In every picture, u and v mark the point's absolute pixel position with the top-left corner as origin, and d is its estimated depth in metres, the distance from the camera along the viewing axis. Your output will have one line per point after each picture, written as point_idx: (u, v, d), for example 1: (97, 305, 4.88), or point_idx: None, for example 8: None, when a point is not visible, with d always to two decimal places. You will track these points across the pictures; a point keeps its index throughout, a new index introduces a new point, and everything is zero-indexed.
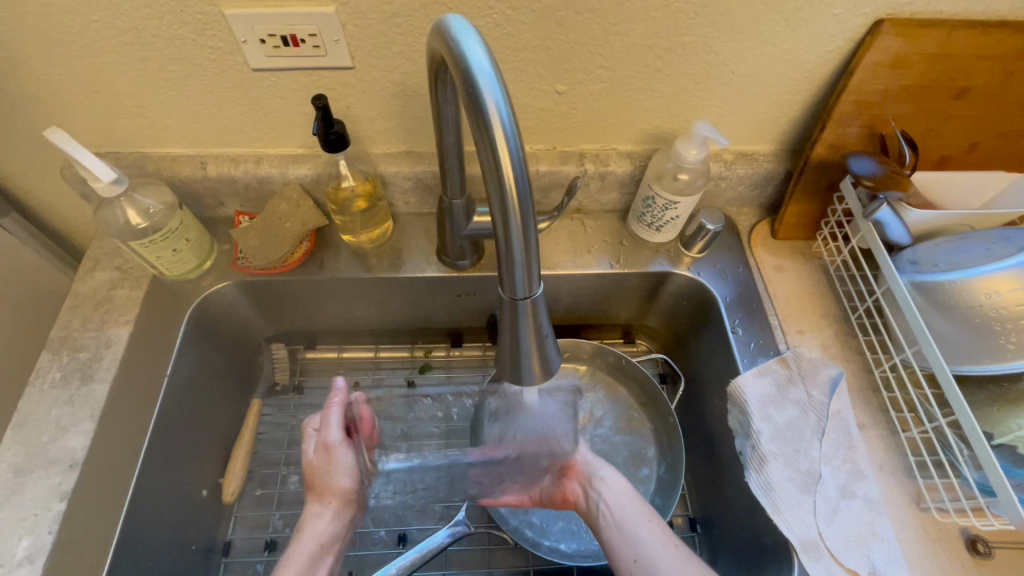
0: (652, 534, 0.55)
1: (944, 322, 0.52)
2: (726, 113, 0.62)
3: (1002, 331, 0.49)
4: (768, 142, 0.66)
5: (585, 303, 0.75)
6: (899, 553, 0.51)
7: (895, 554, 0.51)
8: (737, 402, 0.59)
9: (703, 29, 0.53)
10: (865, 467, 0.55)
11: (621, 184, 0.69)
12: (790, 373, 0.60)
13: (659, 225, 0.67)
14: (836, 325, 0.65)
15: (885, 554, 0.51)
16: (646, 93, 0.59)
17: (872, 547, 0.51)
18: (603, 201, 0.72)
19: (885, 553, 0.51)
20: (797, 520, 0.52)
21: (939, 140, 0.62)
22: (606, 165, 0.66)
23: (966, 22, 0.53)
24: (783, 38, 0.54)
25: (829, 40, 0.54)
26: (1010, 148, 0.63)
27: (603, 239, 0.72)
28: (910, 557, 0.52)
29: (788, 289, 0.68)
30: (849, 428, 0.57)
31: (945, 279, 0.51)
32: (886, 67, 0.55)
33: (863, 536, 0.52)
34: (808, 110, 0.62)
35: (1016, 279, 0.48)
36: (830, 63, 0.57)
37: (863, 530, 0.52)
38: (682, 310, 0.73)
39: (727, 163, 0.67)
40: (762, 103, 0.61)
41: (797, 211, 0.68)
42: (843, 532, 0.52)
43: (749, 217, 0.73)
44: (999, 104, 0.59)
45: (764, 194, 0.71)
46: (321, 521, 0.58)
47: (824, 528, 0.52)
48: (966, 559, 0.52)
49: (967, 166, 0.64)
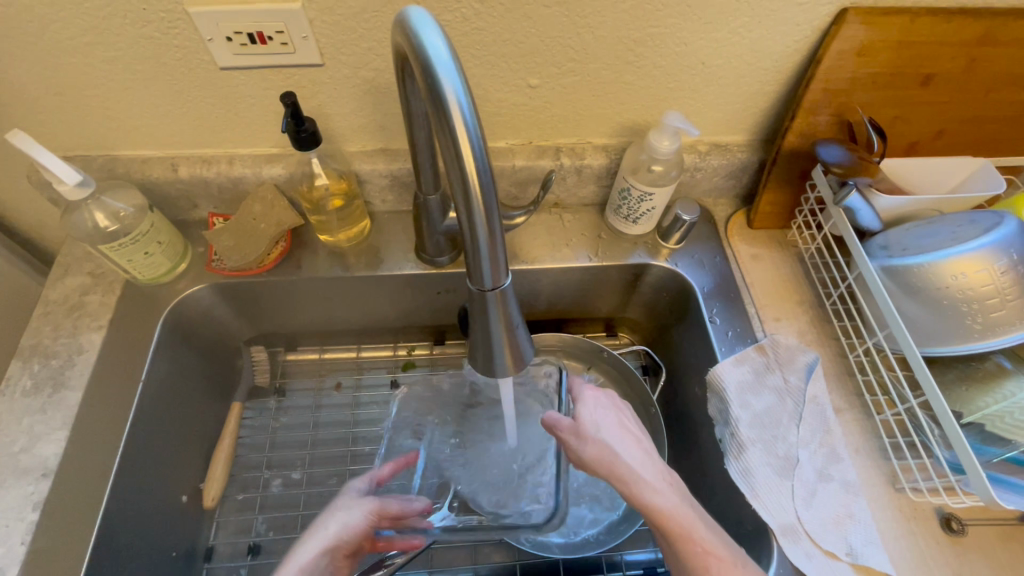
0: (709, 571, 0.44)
1: (912, 306, 0.52)
2: (698, 104, 0.62)
3: (967, 312, 0.50)
4: (742, 132, 0.67)
5: (565, 297, 0.75)
6: (875, 536, 0.52)
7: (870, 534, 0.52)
8: (716, 390, 0.60)
9: (671, 21, 0.53)
10: (841, 450, 0.56)
11: (597, 178, 0.69)
12: (767, 360, 0.61)
13: (636, 217, 0.67)
14: (812, 312, 0.66)
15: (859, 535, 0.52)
16: (618, 86, 0.60)
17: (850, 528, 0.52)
18: (581, 195, 0.72)
19: (862, 535, 0.52)
20: (775, 505, 0.53)
21: (906, 126, 0.63)
22: (582, 159, 0.67)
23: (929, 9, 0.54)
24: (750, 29, 0.55)
25: (796, 29, 0.55)
26: (974, 134, 0.64)
27: (581, 232, 0.72)
28: (886, 539, 0.52)
29: (765, 277, 0.68)
30: (825, 412, 0.58)
31: (914, 262, 0.52)
32: (852, 55, 0.56)
33: (840, 519, 0.52)
34: (779, 99, 0.63)
35: (981, 260, 0.49)
36: (798, 52, 0.57)
37: (838, 514, 0.53)
38: (662, 301, 0.73)
39: (702, 154, 0.67)
40: (733, 94, 0.62)
41: (771, 200, 0.69)
42: (823, 516, 0.52)
43: (726, 207, 0.74)
44: (962, 90, 0.60)
45: (739, 184, 0.72)
46: (308, 548, 0.52)
47: (802, 511, 0.52)
48: (940, 537, 0.53)
49: (936, 152, 0.66)
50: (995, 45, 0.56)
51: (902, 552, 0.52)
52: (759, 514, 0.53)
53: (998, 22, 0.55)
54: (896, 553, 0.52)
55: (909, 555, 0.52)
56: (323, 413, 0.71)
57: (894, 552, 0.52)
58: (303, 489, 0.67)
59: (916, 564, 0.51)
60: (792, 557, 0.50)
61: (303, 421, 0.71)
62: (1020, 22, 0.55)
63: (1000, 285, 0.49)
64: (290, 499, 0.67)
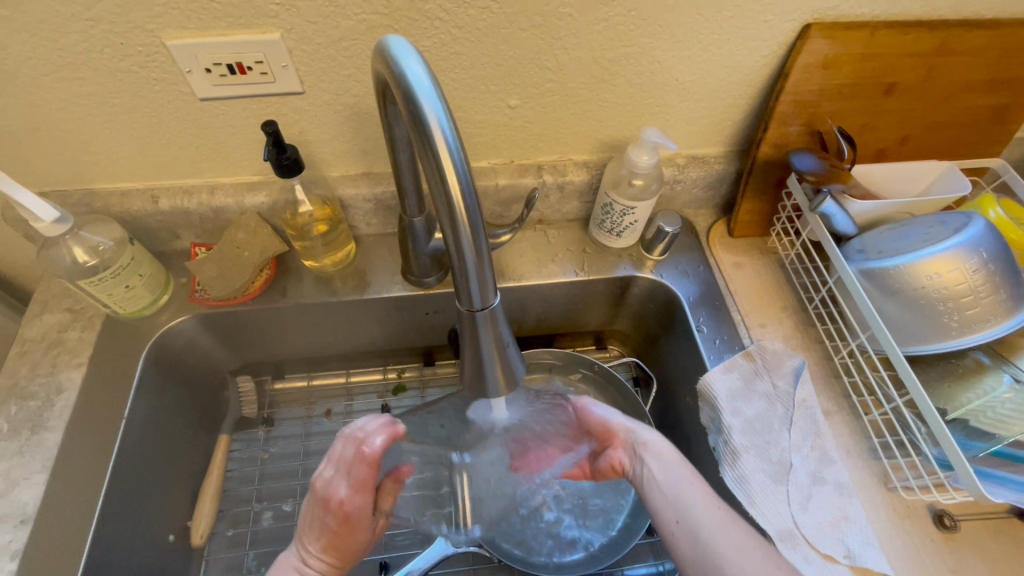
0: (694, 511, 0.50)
1: (892, 307, 0.54)
2: (674, 119, 0.64)
3: (944, 310, 0.51)
4: (717, 145, 0.69)
5: (554, 312, 0.75)
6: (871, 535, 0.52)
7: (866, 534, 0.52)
8: (707, 399, 0.60)
9: (645, 40, 0.55)
10: (833, 452, 0.57)
11: (580, 193, 0.70)
12: (756, 366, 0.62)
13: (620, 231, 0.68)
14: (796, 317, 0.67)
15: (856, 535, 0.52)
16: (595, 104, 0.61)
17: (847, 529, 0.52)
18: (564, 211, 0.73)
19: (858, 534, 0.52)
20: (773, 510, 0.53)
21: (874, 134, 0.65)
22: (564, 176, 0.68)
23: (888, 22, 0.56)
24: (719, 46, 0.56)
25: (763, 45, 0.57)
26: (938, 139, 0.67)
27: (567, 247, 0.73)
28: (882, 538, 0.53)
29: (748, 284, 0.70)
30: (815, 416, 0.59)
31: (890, 264, 0.53)
32: (817, 68, 0.58)
33: (836, 521, 0.53)
34: (750, 112, 0.65)
35: (954, 260, 0.51)
36: (766, 67, 0.59)
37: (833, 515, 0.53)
38: (649, 312, 0.74)
39: (680, 167, 0.69)
40: (707, 108, 0.63)
41: (750, 209, 0.70)
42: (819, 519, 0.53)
43: (706, 217, 0.76)
44: (923, 98, 0.62)
45: (718, 194, 0.73)
46: None
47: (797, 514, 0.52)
48: (934, 534, 0.53)
49: (903, 157, 0.68)
50: (951, 54, 0.59)
51: (897, 550, 0.52)
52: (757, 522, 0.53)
53: (952, 32, 0.57)
54: (893, 553, 0.52)
55: (907, 553, 0.52)
56: (313, 442, 0.70)
57: (891, 552, 0.52)
58: (295, 521, 0.66)
59: (913, 562, 0.52)
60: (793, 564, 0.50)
61: (293, 451, 0.70)
62: (971, 33, 0.58)
63: (973, 283, 0.50)
64: (282, 533, 0.65)
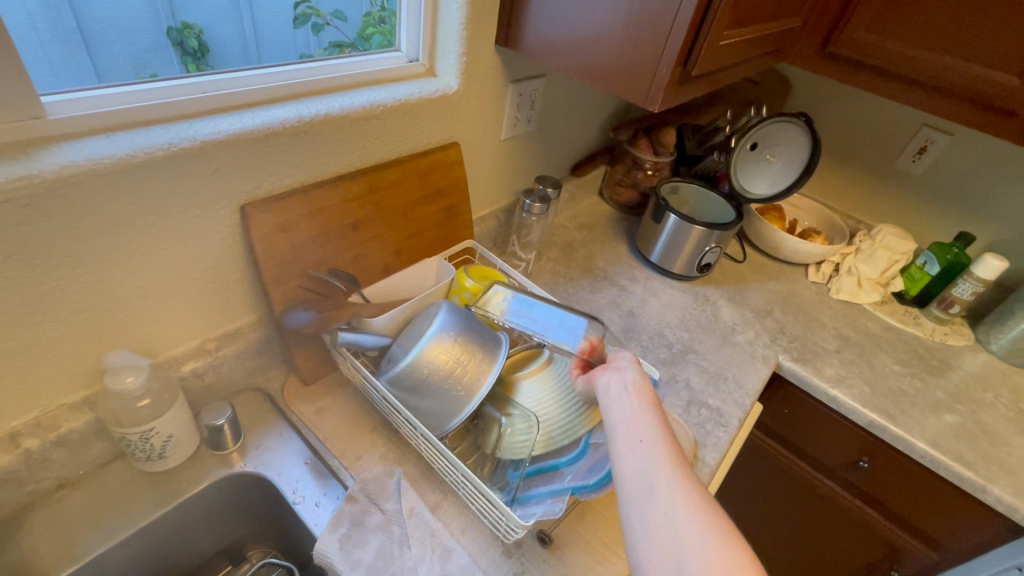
0: (608, 415, 0.51)
1: (420, 400, 0.62)
2: (165, 319, 0.61)
3: (449, 385, 0.62)
4: (242, 318, 0.69)
5: (140, 569, 0.61)
6: (648, 460, 0.45)
7: (644, 464, 0.45)
8: (327, 568, 0.57)
9: (58, 275, 0.50)
10: (450, 541, 0.61)
11: (100, 432, 0.60)
12: (361, 504, 0.62)
13: (160, 452, 0.60)
14: (383, 432, 0.71)
15: (671, 457, 0.45)
16: (42, 348, 0.53)
17: (661, 449, 0.45)
18: (94, 456, 0.61)
19: (652, 452, 0.45)
20: (617, 423, 0.50)
21: (369, 258, 0.77)
22: (59, 428, 0.56)
23: (315, 185, 0.67)
24: (158, 249, 0.56)
25: (210, 234, 0.60)
26: (420, 243, 0.84)
27: (116, 493, 0.61)
28: (678, 510, 0.41)
29: (335, 424, 0.71)
30: (425, 517, 0.62)
31: (402, 367, 0.63)
32: (275, 235, 0.64)
33: (621, 434, 0.48)
34: (249, 282, 0.67)
35: (437, 344, 0.63)
36: (231, 246, 0.63)
37: (618, 435, 0.48)
38: (258, 499, 0.68)
39: (211, 352, 0.67)
40: (196, 296, 0.63)
41: (306, 357, 0.73)
42: (638, 428, 0.48)
43: (278, 377, 0.75)
44: (387, 221, 0.77)
45: (274, 355, 0.74)
46: None
47: (635, 424, 0.48)
48: (543, 553, 0.62)
49: (406, 263, 0.83)
50: (382, 190, 0.75)
51: (692, 533, 0.39)
52: None
53: (369, 177, 0.73)
54: (681, 499, 0.42)
55: (733, 526, 0.40)
56: None
57: (626, 488, 0.44)
58: None
59: (725, 541, 0.39)
60: None
61: None
62: (384, 173, 0.74)
63: (454, 357, 0.63)
64: None
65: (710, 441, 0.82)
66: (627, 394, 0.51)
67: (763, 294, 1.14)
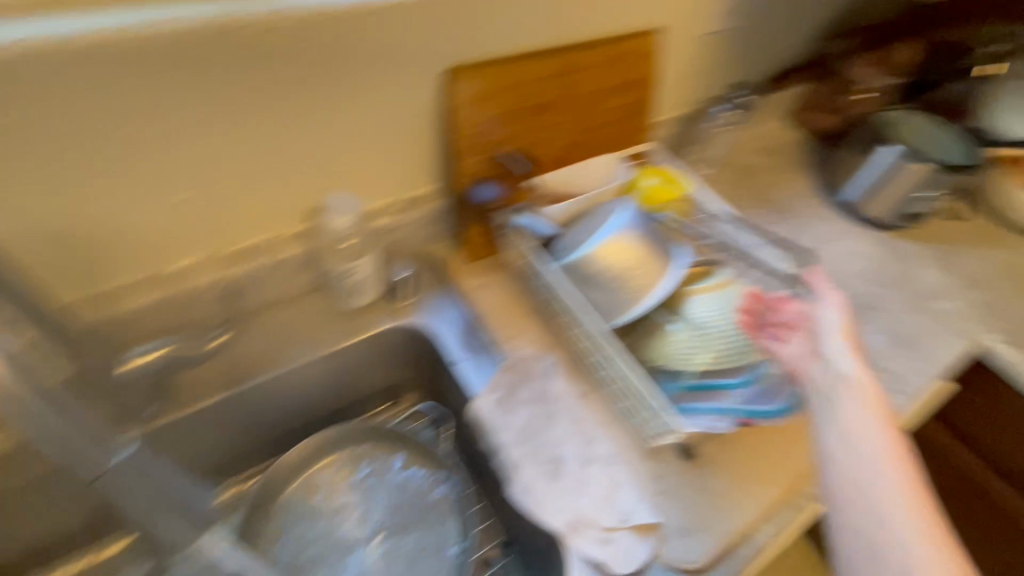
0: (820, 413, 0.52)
1: (589, 292, 0.62)
2: (365, 172, 0.65)
3: (622, 284, 0.61)
4: (426, 186, 0.72)
5: (325, 388, 0.71)
6: (874, 474, 0.47)
7: (867, 479, 0.47)
8: (481, 424, 0.63)
9: (297, 112, 0.56)
10: (593, 431, 0.63)
11: (306, 265, 0.68)
12: (515, 378, 0.66)
13: (354, 291, 0.68)
14: (538, 319, 0.72)
15: (897, 471, 0.46)
16: (276, 178, 0.60)
17: (885, 463, 0.47)
18: (299, 285, 0.70)
19: (876, 467, 0.47)
20: (831, 421, 0.51)
21: (548, 146, 0.75)
22: (279, 253, 0.65)
23: (514, 56, 0.65)
24: (372, 101, 0.59)
25: (415, 93, 0.62)
26: (598, 138, 0.79)
27: (313, 320, 0.70)
28: (905, 534, 0.44)
29: (495, 302, 0.74)
30: (572, 404, 0.64)
31: (575, 257, 0.62)
32: (472, 104, 0.64)
33: (835, 443, 0.49)
34: (438, 150, 0.69)
35: (617, 241, 0.61)
36: (430, 110, 0.64)
37: (832, 440, 0.50)
38: (420, 355, 0.74)
39: (397, 213, 0.71)
40: (394, 155, 0.66)
41: (476, 234, 0.75)
42: (859, 436, 0.49)
43: (446, 250, 0.79)
44: (573, 108, 0.73)
45: (446, 228, 0.77)
46: None
47: (854, 430, 0.49)
48: (681, 466, 0.62)
49: (580, 157, 0.79)
50: (576, 71, 0.70)
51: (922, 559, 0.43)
52: (546, 524, 0.56)
53: (566, 56, 0.68)
54: (910, 522, 0.44)
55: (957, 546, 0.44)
56: None
57: (843, 497, 0.48)
58: None
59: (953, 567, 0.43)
60: (582, 550, 0.54)
61: None
62: (581, 53, 0.69)
63: (633, 256, 0.60)
64: None
65: (882, 405, 0.73)
66: (843, 392, 0.51)
67: (981, 260, 0.95)
